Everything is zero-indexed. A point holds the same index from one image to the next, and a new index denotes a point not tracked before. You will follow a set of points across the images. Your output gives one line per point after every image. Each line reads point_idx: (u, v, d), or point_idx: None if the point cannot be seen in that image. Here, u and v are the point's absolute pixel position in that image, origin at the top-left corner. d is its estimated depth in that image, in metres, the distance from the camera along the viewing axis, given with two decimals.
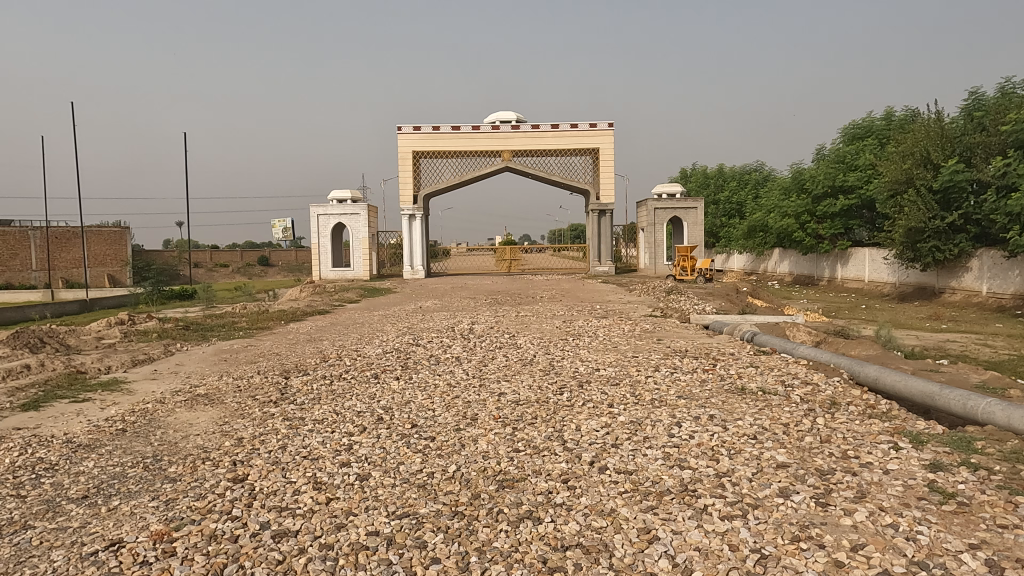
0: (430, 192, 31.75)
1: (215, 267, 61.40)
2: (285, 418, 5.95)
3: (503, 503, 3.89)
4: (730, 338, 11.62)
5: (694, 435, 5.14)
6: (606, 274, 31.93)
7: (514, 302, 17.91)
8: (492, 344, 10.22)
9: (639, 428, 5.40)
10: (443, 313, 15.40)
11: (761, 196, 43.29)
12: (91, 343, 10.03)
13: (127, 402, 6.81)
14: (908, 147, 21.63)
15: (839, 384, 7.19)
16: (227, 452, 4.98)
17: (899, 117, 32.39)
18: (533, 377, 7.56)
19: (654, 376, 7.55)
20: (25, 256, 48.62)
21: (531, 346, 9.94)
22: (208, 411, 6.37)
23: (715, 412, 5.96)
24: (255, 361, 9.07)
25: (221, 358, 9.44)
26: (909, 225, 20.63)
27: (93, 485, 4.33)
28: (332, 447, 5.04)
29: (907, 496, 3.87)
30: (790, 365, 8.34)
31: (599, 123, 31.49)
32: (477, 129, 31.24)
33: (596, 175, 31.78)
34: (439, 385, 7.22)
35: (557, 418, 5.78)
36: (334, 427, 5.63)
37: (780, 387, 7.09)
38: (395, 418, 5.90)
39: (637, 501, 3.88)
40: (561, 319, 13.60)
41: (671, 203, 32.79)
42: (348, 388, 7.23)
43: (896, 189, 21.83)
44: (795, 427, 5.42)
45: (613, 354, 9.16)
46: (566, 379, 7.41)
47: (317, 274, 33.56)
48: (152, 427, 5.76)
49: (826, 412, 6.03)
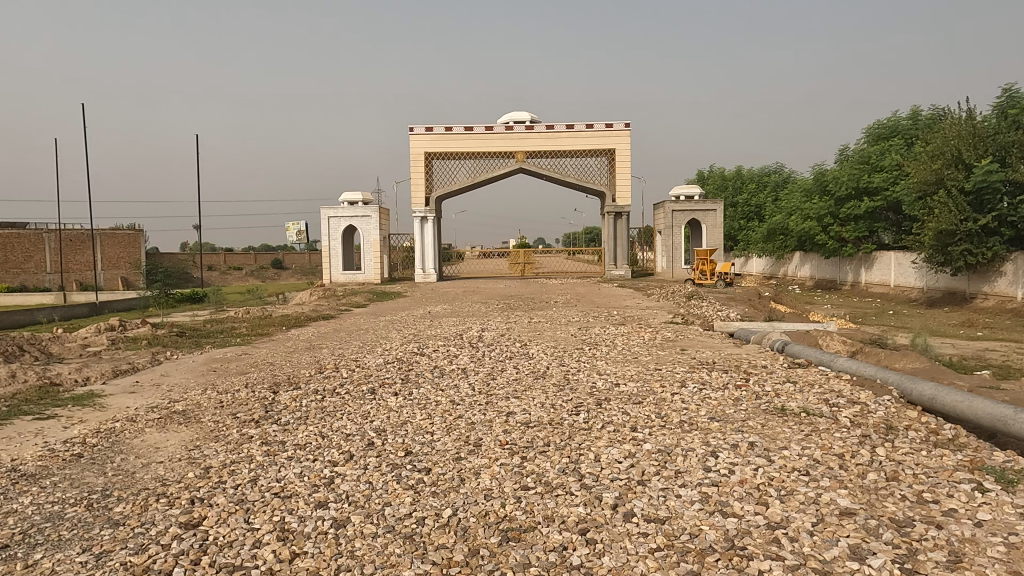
0: (443, 194, 31.16)
1: (228, 270, 61.37)
2: (264, 443, 5.23)
3: (507, 564, 3.14)
4: (758, 348, 10.83)
5: (736, 469, 4.37)
6: (622, 278, 31.16)
7: (527, 307, 17.15)
8: (503, 354, 9.48)
9: (669, 460, 4.63)
10: (452, 319, 14.69)
11: (781, 198, 42.53)
12: (74, 351, 9.41)
13: (94, 421, 6.13)
14: (937, 147, 20.75)
15: (891, 405, 6.36)
16: (187, 486, 4.27)
17: (926, 116, 31.53)
18: (546, 393, 6.81)
19: (682, 393, 6.77)
20: (40, 259, 48.79)
21: (544, 356, 9.19)
22: (181, 432, 5.67)
23: (756, 438, 5.16)
24: (246, 372, 8.39)
25: (209, 368, 8.75)
26: (939, 228, 19.73)
27: (21, 530, 3.63)
28: (309, 482, 4.31)
29: (1016, 561, 3.07)
30: (832, 380, 7.51)
31: (615, 123, 30.75)
32: (491, 129, 30.64)
33: (613, 176, 31.07)
34: (441, 402, 6.48)
35: (573, 445, 5.02)
36: (317, 454, 4.92)
37: (824, 407, 6.27)
38: (388, 443, 5.17)
39: (673, 563, 3.11)
40: (576, 326, 12.84)
41: (690, 205, 31.99)
42: (340, 405, 6.50)
43: (926, 190, 20.96)
44: (852, 459, 4.62)
45: (634, 366, 8.39)
46: (582, 397, 6.63)
47: (328, 277, 33.10)
48: (112, 453, 5.06)
49: (885, 439, 5.23)
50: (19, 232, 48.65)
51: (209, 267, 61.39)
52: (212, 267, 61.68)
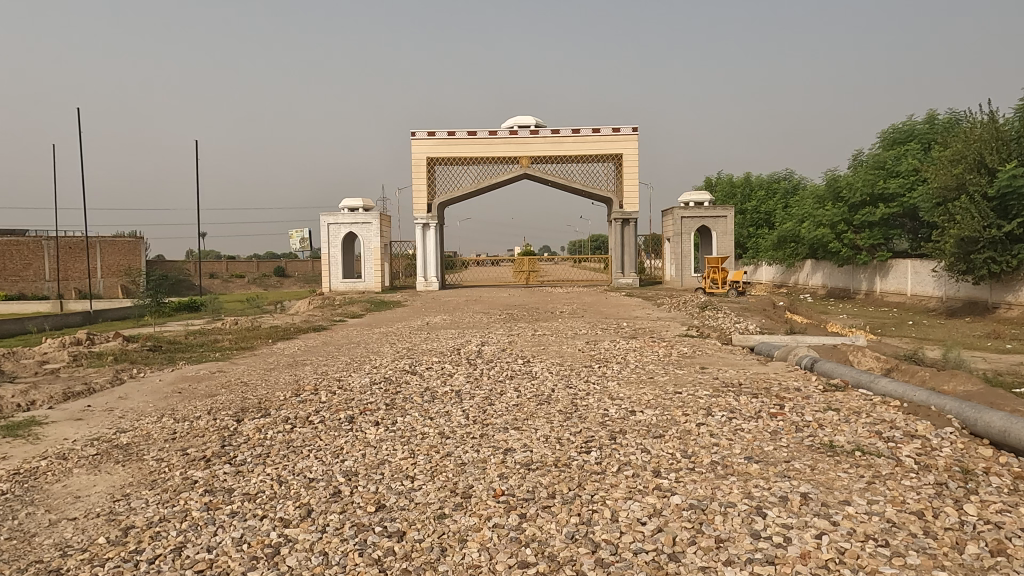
0: (445, 200, 30.34)
1: (230, 278, 60.65)
2: (207, 491, 4.30)
3: None
4: (783, 364, 9.88)
5: (793, 538, 3.43)
6: (629, 286, 30.21)
7: (531, 318, 16.22)
8: (502, 372, 8.55)
9: (706, 521, 3.68)
10: (451, 331, 13.77)
11: (791, 205, 41.57)
12: (28, 368, 8.52)
13: (19, 457, 5.22)
14: (957, 151, 19.80)
15: (957, 441, 5.40)
16: (92, 559, 3.34)
17: (943, 119, 30.54)
18: (550, 425, 5.86)
19: (709, 425, 5.82)
20: (39, 266, 48.18)
21: (548, 376, 8.25)
22: (113, 474, 4.74)
23: (808, 488, 4.20)
24: (214, 395, 7.48)
25: (174, 390, 7.83)
26: (961, 234, 18.70)
27: None
28: (249, 552, 3.39)
29: None
30: (878, 406, 6.54)
31: (622, 127, 29.88)
32: (495, 134, 29.78)
33: (620, 182, 30.20)
34: (428, 435, 5.56)
35: (584, 498, 4.07)
36: (268, 509, 3.99)
37: (879, 443, 5.31)
38: (358, 493, 4.25)
39: None
40: (584, 339, 11.90)
41: (699, 211, 31.06)
42: (311, 438, 5.58)
43: (947, 196, 20.00)
44: (936, 521, 3.67)
45: (650, 389, 7.44)
46: (593, 430, 5.69)
47: (328, 285, 32.27)
48: (18, 505, 4.13)
49: (967, 490, 4.26)
50: (18, 239, 48.04)
51: (211, 274, 60.70)
52: (213, 274, 60.95)
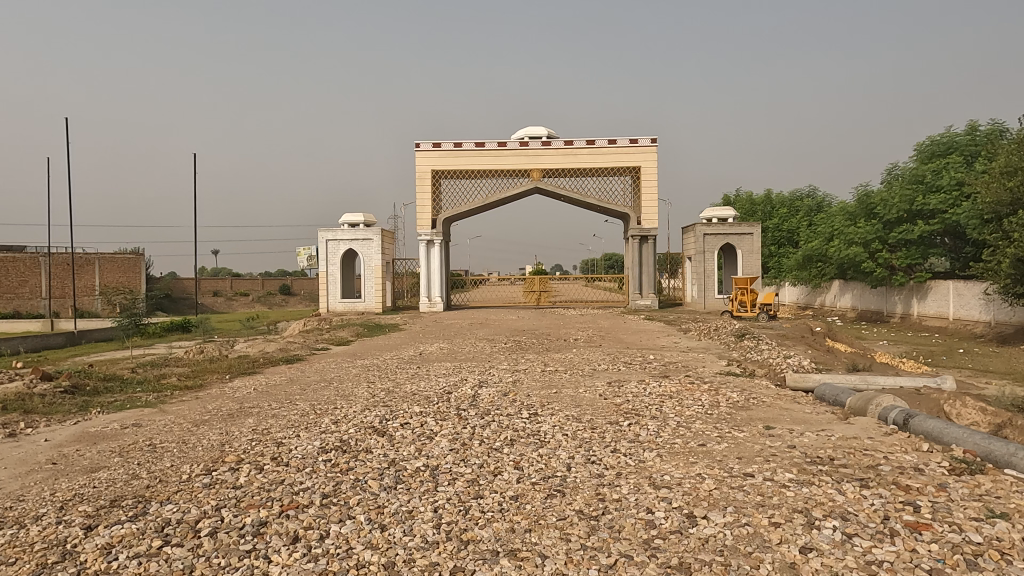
0: (451, 216, 28.42)
1: (234, 296, 58.92)
2: None
3: None
4: (861, 417, 7.66)
5: None
6: (648, 308, 28.00)
7: (541, 348, 14.06)
8: (501, 434, 6.39)
9: None
10: (446, 365, 11.67)
11: (817, 223, 39.38)
12: None
13: None
14: (1013, 162, 17.56)
15: None
16: None
17: (987, 131, 28.03)
18: (566, 550, 3.70)
19: (821, 552, 3.64)
20: (35, 283, 46.63)
21: (563, 443, 6.09)
22: None
23: None
24: (97, 470, 5.37)
25: (51, 460, 5.72)
26: (1021, 254, 16.28)
27: None
28: None
29: None
30: None
31: (640, 139, 27.85)
32: (504, 145, 27.87)
33: (638, 197, 28.17)
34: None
35: None
36: None
37: None
38: None
39: None
40: (604, 379, 9.67)
41: (723, 228, 28.89)
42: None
43: (1000, 213, 17.75)
44: None
45: (708, 469, 5.23)
46: (636, 563, 3.52)
47: (326, 305, 30.28)
48: None
49: None
50: (15, 255, 46.55)
51: (215, 292, 59.04)
52: (217, 292, 59.27)
